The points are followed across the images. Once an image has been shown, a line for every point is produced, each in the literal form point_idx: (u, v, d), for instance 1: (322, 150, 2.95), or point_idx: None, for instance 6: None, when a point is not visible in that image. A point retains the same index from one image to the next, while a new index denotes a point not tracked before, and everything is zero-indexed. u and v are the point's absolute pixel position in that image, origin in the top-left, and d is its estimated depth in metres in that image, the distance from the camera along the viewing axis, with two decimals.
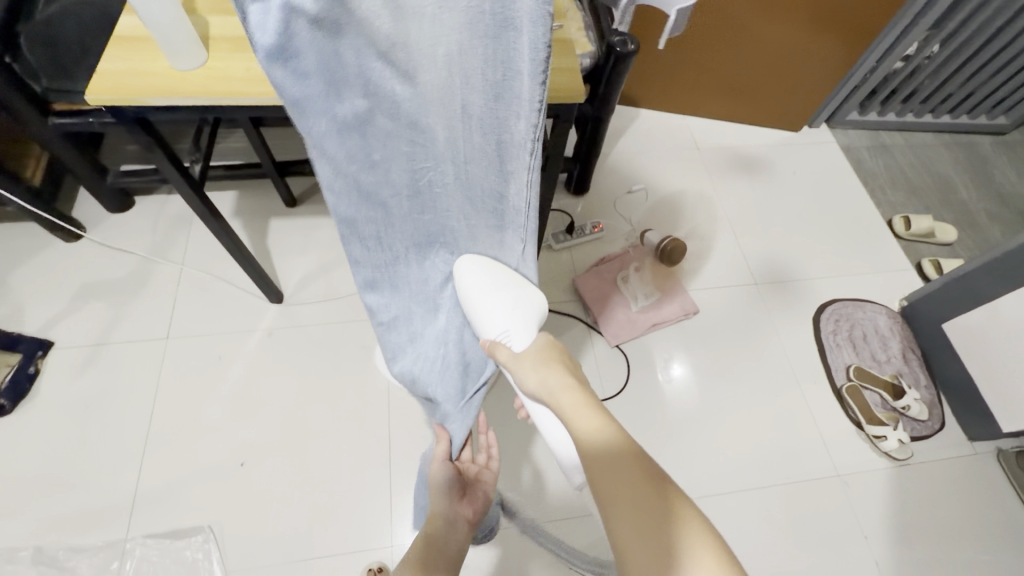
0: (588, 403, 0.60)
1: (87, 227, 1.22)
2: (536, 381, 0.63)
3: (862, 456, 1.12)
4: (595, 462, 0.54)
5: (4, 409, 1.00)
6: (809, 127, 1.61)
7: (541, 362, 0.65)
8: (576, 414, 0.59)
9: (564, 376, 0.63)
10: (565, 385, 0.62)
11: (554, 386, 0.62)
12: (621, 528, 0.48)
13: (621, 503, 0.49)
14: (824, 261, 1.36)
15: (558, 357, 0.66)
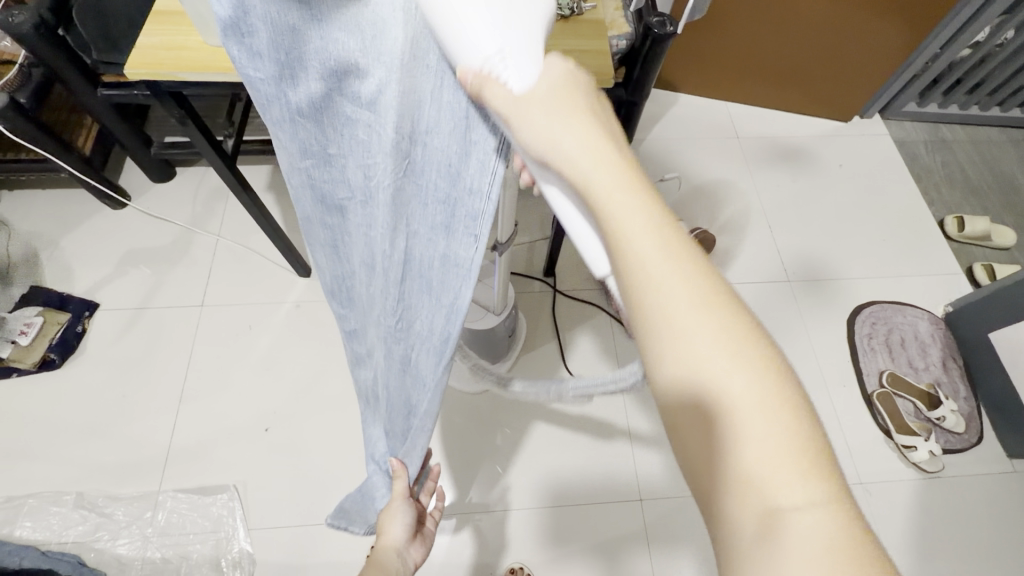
0: (677, 250, 0.30)
1: (132, 196, 1.28)
2: (546, 139, 0.31)
3: (888, 466, 1.08)
4: (671, 336, 0.29)
5: (53, 363, 1.08)
6: (860, 118, 1.52)
7: (556, 102, 0.31)
8: (638, 238, 0.30)
9: (610, 151, 0.31)
10: (623, 182, 0.30)
11: (590, 165, 0.31)
12: (677, 411, 0.30)
13: (691, 361, 0.29)
14: (864, 261, 1.30)
15: (589, 104, 0.32)
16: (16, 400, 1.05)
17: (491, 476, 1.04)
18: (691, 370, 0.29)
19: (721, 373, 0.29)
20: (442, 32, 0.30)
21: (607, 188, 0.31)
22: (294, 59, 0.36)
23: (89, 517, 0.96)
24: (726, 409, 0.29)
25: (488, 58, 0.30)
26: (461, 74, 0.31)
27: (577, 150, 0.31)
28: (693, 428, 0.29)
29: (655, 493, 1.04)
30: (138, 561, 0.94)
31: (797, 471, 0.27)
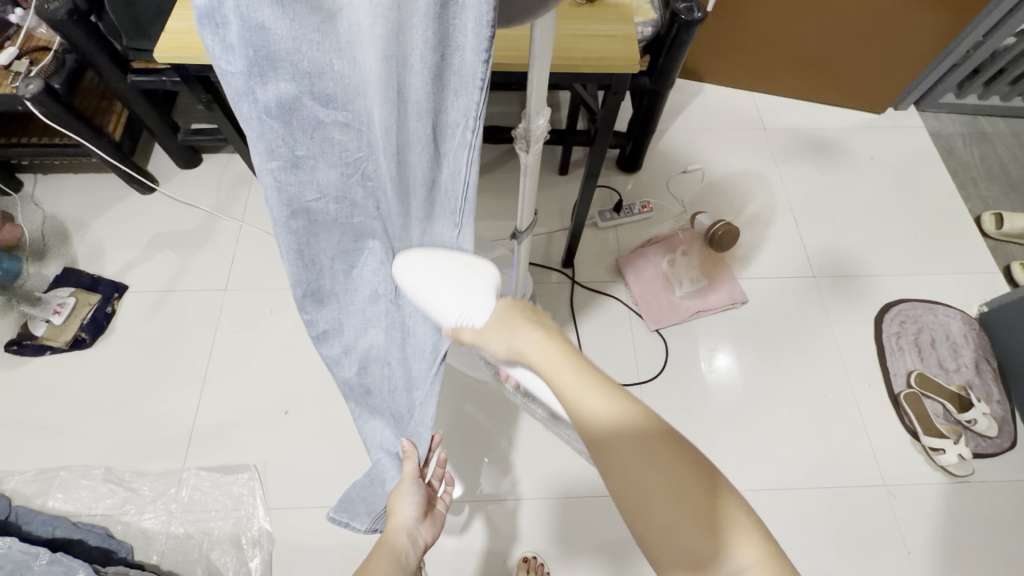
0: (599, 386, 0.50)
1: (160, 181, 1.31)
2: (506, 347, 0.54)
3: (913, 468, 1.05)
4: (606, 445, 0.48)
5: (84, 343, 1.11)
6: (893, 110, 1.47)
7: (504, 327, 0.54)
8: (576, 393, 0.50)
9: (549, 345, 0.53)
10: (549, 353, 0.52)
11: (538, 358, 0.52)
12: (621, 477, 0.48)
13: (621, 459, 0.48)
14: (894, 258, 1.26)
15: (523, 317, 0.55)
16: (49, 377, 1.09)
17: (505, 464, 1.05)
18: (624, 469, 0.47)
19: (642, 462, 0.47)
20: (433, 310, 0.53)
21: (537, 351, 0.52)
22: (271, 56, 0.38)
23: (116, 491, 0.99)
24: (654, 482, 0.46)
25: (458, 315, 0.53)
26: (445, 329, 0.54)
27: (512, 335, 0.53)
28: (633, 502, 0.47)
29: None
30: (162, 535, 0.97)
31: (691, 515, 0.45)
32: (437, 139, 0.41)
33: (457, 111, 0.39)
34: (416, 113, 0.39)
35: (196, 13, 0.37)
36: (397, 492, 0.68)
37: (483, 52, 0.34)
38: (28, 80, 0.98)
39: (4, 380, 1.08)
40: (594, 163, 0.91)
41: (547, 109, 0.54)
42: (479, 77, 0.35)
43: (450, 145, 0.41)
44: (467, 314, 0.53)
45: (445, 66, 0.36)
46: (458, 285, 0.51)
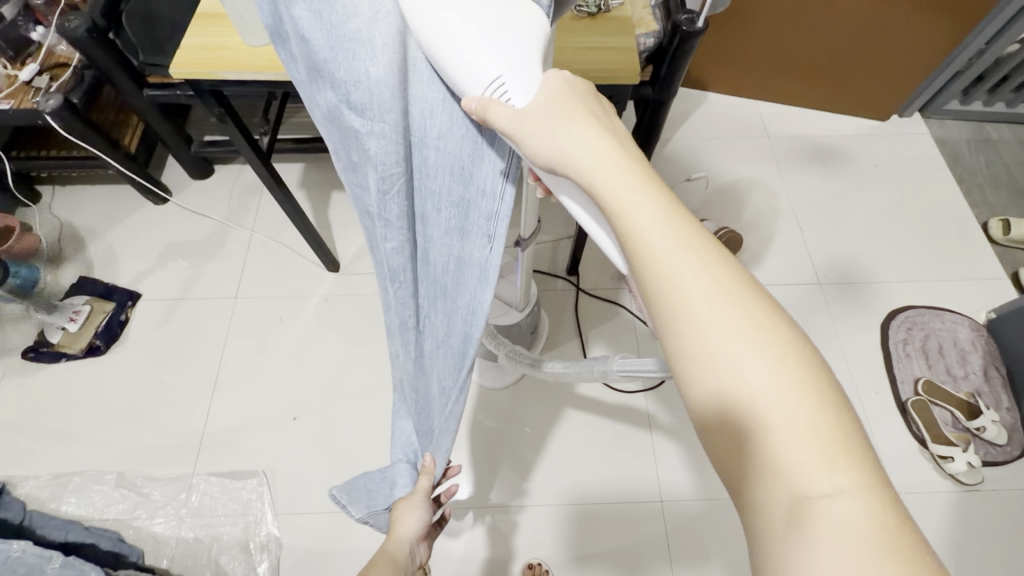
0: (699, 242, 0.33)
1: (173, 192, 1.34)
2: (550, 149, 0.35)
3: (922, 476, 1.04)
4: (696, 316, 0.31)
5: (98, 350, 1.14)
6: (898, 117, 1.47)
7: (563, 117, 0.35)
8: (646, 231, 0.32)
9: (632, 165, 0.34)
10: (630, 175, 0.33)
11: (603, 172, 0.34)
12: (706, 375, 0.31)
13: (708, 322, 0.31)
14: (901, 264, 1.26)
15: (587, 105, 0.36)
16: (64, 384, 1.11)
17: (511, 470, 1.06)
18: (713, 352, 0.31)
19: (738, 353, 0.30)
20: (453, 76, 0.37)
21: (633, 192, 0.33)
22: (318, 65, 0.39)
23: (128, 496, 1.01)
24: (747, 399, 0.29)
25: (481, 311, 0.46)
26: (467, 102, 0.36)
27: (576, 126, 0.35)
28: (724, 432, 0.30)
29: (676, 494, 1.03)
30: (172, 540, 0.98)
31: (824, 446, 0.28)
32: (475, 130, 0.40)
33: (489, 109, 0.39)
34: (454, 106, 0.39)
35: (266, 32, 0.41)
36: (410, 503, 0.66)
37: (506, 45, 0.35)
38: (48, 95, 1.02)
39: (19, 387, 1.11)
40: (598, 172, 0.92)
41: None
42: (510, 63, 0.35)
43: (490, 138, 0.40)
44: (502, 81, 0.35)
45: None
46: (489, 22, 0.35)
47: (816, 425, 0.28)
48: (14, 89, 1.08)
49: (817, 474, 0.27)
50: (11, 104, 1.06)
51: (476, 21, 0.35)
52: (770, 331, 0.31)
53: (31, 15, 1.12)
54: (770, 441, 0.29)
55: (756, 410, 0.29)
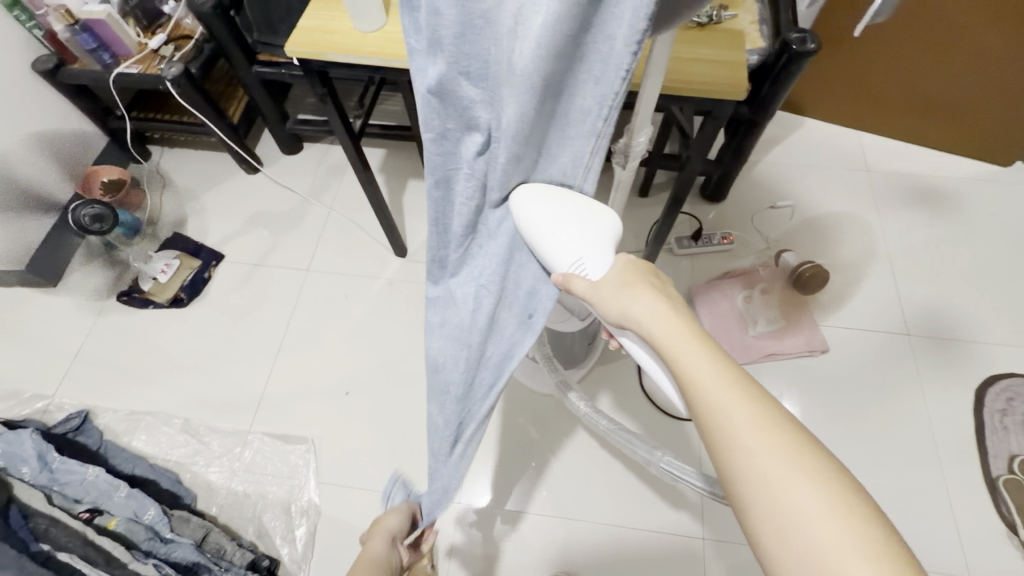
0: (748, 413, 0.39)
1: (264, 164, 1.42)
2: (620, 312, 0.48)
3: (1006, 564, 0.93)
4: (720, 423, 0.40)
5: (182, 302, 1.22)
6: (1022, 164, 1.33)
7: (625, 290, 0.48)
8: (684, 352, 0.43)
9: (671, 316, 0.45)
10: (672, 325, 0.44)
11: (654, 325, 0.45)
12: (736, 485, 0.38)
13: (743, 433, 0.38)
14: (1008, 326, 1.13)
15: (649, 282, 0.49)
16: (148, 330, 1.20)
17: (551, 481, 1.03)
18: (738, 468, 0.38)
19: (790, 485, 0.36)
20: (548, 252, 0.50)
21: (658, 324, 0.45)
22: (437, 39, 0.40)
23: (190, 441, 1.08)
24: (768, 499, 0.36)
25: (573, 264, 0.50)
26: (556, 276, 0.50)
27: (633, 302, 0.47)
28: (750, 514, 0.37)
29: (722, 535, 0.98)
30: (223, 490, 1.03)
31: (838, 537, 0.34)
32: (568, 122, 0.43)
33: (594, 96, 0.40)
34: (557, 95, 0.41)
35: None
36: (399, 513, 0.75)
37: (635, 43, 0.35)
38: (171, 64, 1.12)
39: (109, 328, 1.21)
40: (681, 189, 0.88)
41: (650, 127, 0.53)
42: (625, 65, 0.37)
43: (578, 130, 0.44)
44: (582, 262, 0.50)
45: (592, 47, 0.37)
46: (579, 214, 0.49)
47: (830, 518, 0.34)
48: (142, 55, 1.18)
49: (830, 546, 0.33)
50: (139, 69, 1.17)
51: (608, 11, 0.35)
52: (776, 432, 0.38)
53: None
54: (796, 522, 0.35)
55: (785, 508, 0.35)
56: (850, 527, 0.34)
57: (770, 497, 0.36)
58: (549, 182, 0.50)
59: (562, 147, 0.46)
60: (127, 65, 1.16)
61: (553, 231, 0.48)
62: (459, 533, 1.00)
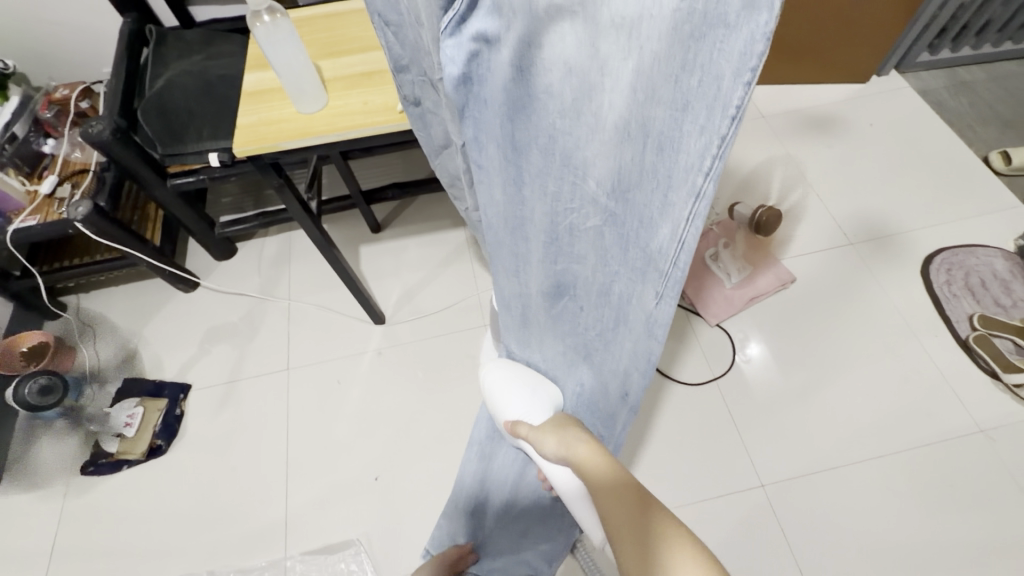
0: (630, 493, 0.56)
1: (201, 277, 1.32)
2: (555, 443, 0.69)
3: (1003, 407, 1.06)
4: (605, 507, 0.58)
5: (161, 449, 1.10)
6: (877, 77, 1.55)
7: (558, 428, 0.71)
8: (592, 461, 0.63)
9: (593, 448, 0.65)
10: (587, 450, 0.65)
11: (580, 455, 0.65)
12: (621, 528, 0.53)
13: (635, 527, 0.52)
14: (921, 210, 1.30)
15: (565, 425, 0.71)
16: (131, 492, 1.07)
17: None
18: (616, 511, 0.55)
19: (650, 543, 0.50)
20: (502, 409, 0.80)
21: (581, 452, 0.65)
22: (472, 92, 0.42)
23: None
24: (635, 531, 0.52)
25: (521, 415, 0.77)
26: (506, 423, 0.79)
27: (571, 442, 0.67)
28: (615, 518, 0.55)
29: (774, 475, 1.03)
30: None
31: (676, 558, 0.46)
32: (670, 185, 0.40)
33: (698, 148, 0.36)
34: (659, 146, 0.39)
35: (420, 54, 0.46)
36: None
37: (747, 74, 0.31)
38: (76, 203, 1.03)
39: (82, 508, 1.06)
40: None
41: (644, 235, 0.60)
42: (734, 105, 0.33)
43: (676, 197, 0.40)
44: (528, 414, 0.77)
45: (695, 90, 0.34)
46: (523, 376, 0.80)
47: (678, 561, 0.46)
48: (36, 205, 1.08)
49: (679, 571, 0.45)
50: (38, 219, 1.06)
51: (709, 50, 0.32)
52: (645, 511, 0.53)
53: (41, 128, 1.13)
54: (639, 557, 0.50)
55: (641, 543, 0.51)
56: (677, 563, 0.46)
57: (631, 528, 0.52)
58: (647, 261, 0.49)
59: (662, 215, 0.43)
60: (22, 220, 1.05)
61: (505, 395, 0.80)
62: None
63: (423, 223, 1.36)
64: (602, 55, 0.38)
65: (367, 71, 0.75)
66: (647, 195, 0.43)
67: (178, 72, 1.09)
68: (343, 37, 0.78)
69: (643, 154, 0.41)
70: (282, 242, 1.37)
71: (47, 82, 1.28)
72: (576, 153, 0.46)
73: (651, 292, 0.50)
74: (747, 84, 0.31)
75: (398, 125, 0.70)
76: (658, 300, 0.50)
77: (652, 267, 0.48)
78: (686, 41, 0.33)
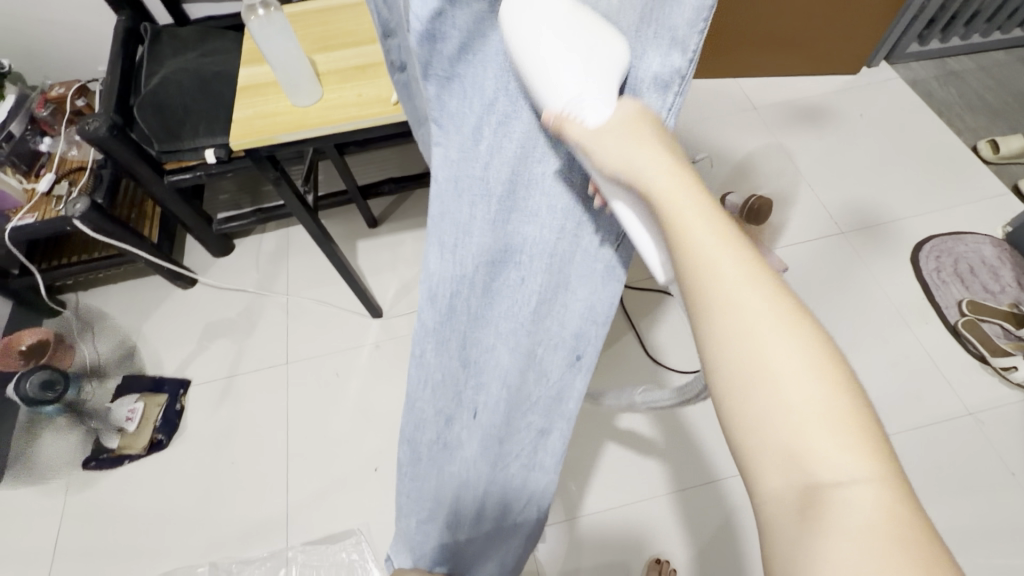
0: (758, 274, 0.28)
1: (199, 273, 1.33)
2: (618, 162, 0.32)
3: (991, 391, 1.08)
4: (727, 315, 0.27)
5: (162, 444, 1.11)
6: (867, 69, 1.56)
7: (630, 134, 0.32)
8: (697, 238, 0.29)
9: (674, 166, 0.31)
10: (680, 178, 0.30)
11: (656, 176, 0.30)
12: (749, 433, 0.26)
13: (785, 402, 0.25)
14: (911, 199, 1.32)
15: (657, 129, 0.33)
16: (133, 486, 1.08)
17: (602, 474, 1.05)
18: (759, 360, 0.26)
19: (816, 457, 0.24)
20: (506, 288, 0.53)
21: (647, 165, 0.31)
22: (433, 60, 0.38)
23: None
24: (782, 444, 0.25)
25: (569, 99, 0.34)
26: (515, 311, 0.52)
27: (628, 143, 0.32)
28: (766, 451, 0.25)
29: None
30: None
31: (851, 443, 0.25)
32: None
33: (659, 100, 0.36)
34: None
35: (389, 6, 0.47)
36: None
37: (701, 24, 0.34)
38: (74, 200, 1.03)
39: (85, 502, 1.07)
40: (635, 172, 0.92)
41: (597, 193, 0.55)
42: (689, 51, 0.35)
43: None
44: (533, 315, 0.51)
45: (652, 42, 0.35)
46: (515, 277, 0.52)
47: (836, 420, 0.25)
48: (35, 203, 1.09)
49: (834, 464, 0.24)
50: (36, 217, 1.07)
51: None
52: (831, 393, 0.25)
53: (38, 127, 1.14)
54: (797, 479, 0.25)
55: (771, 405, 0.26)
56: (873, 507, 0.23)
57: (771, 437, 0.25)
58: None
59: None
60: (21, 218, 1.06)
61: (500, 271, 0.53)
62: (542, 559, 0.99)
63: (419, 217, 1.37)
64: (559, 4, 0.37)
65: (361, 64, 0.76)
66: None
67: (173, 69, 1.09)
68: (337, 31, 0.79)
69: None
70: (279, 238, 1.38)
71: (42, 81, 1.28)
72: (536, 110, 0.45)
73: None
74: (701, 33, 0.34)
75: (391, 117, 0.71)
76: None
77: None
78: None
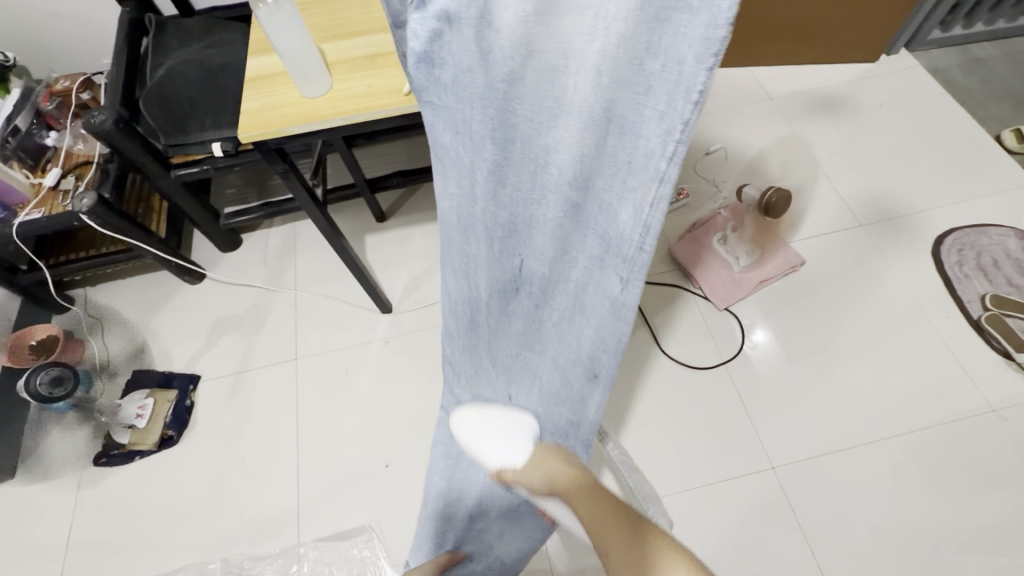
0: (599, 503, 0.57)
1: (207, 268, 1.32)
2: (540, 483, 0.62)
3: (1016, 387, 1.05)
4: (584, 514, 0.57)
5: (172, 439, 1.11)
6: (886, 56, 1.52)
7: (539, 463, 0.63)
8: (569, 492, 0.59)
9: (554, 462, 0.62)
10: (550, 459, 0.63)
11: (540, 471, 0.62)
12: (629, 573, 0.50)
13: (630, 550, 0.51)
14: (932, 191, 1.28)
15: (554, 456, 0.63)
16: (143, 483, 1.08)
17: None
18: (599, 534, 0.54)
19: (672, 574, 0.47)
20: (483, 456, 0.67)
21: (548, 466, 0.62)
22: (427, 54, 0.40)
23: None
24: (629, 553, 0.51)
25: (502, 462, 0.65)
26: (490, 471, 0.66)
27: (532, 461, 0.63)
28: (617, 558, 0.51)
29: (785, 458, 1.03)
30: None
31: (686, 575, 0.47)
32: (630, 172, 0.42)
33: (660, 136, 0.39)
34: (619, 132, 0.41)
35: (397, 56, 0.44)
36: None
37: (709, 58, 0.33)
38: (81, 195, 1.02)
39: (97, 498, 1.06)
40: None
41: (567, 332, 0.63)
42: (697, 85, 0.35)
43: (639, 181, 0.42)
44: (509, 461, 0.64)
45: (659, 74, 0.36)
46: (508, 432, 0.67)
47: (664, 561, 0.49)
48: (41, 197, 1.07)
49: None
50: (43, 212, 1.05)
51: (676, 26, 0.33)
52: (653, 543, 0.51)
53: (44, 121, 1.13)
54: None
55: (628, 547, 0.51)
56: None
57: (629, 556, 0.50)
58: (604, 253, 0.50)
59: (622, 203, 0.45)
60: (28, 213, 1.05)
61: (484, 442, 0.68)
62: (552, 555, 0.98)
63: (428, 211, 1.36)
64: (563, 38, 0.38)
65: (371, 53, 0.74)
66: (609, 182, 0.45)
67: (179, 61, 1.08)
68: (346, 20, 0.77)
69: (604, 139, 0.42)
70: (287, 232, 1.37)
71: (47, 74, 1.27)
72: (532, 143, 0.45)
73: (614, 279, 0.51)
74: (710, 68, 0.33)
75: (403, 108, 0.69)
76: (622, 285, 0.50)
77: (612, 253, 0.49)
78: (652, 21, 0.34)
